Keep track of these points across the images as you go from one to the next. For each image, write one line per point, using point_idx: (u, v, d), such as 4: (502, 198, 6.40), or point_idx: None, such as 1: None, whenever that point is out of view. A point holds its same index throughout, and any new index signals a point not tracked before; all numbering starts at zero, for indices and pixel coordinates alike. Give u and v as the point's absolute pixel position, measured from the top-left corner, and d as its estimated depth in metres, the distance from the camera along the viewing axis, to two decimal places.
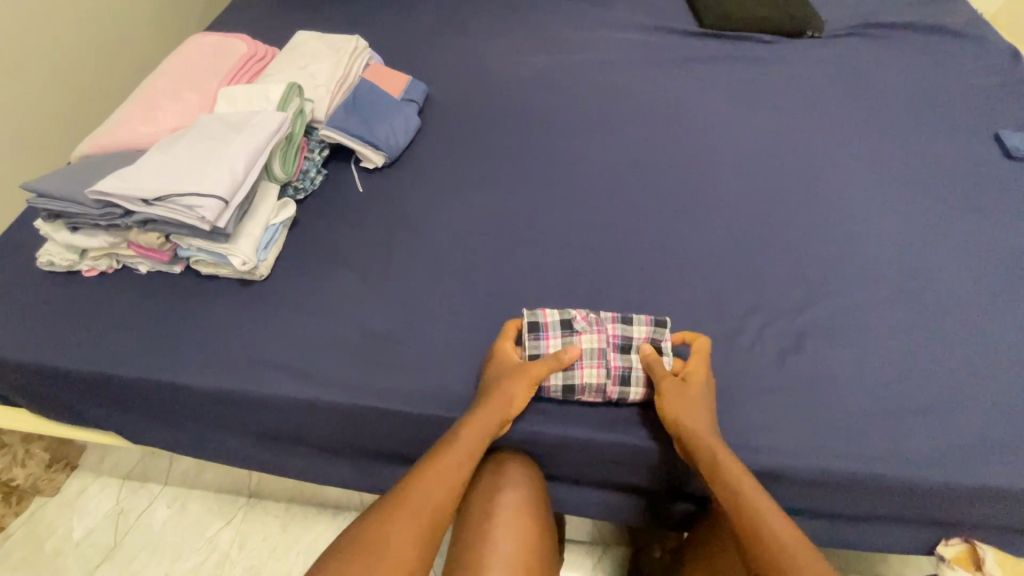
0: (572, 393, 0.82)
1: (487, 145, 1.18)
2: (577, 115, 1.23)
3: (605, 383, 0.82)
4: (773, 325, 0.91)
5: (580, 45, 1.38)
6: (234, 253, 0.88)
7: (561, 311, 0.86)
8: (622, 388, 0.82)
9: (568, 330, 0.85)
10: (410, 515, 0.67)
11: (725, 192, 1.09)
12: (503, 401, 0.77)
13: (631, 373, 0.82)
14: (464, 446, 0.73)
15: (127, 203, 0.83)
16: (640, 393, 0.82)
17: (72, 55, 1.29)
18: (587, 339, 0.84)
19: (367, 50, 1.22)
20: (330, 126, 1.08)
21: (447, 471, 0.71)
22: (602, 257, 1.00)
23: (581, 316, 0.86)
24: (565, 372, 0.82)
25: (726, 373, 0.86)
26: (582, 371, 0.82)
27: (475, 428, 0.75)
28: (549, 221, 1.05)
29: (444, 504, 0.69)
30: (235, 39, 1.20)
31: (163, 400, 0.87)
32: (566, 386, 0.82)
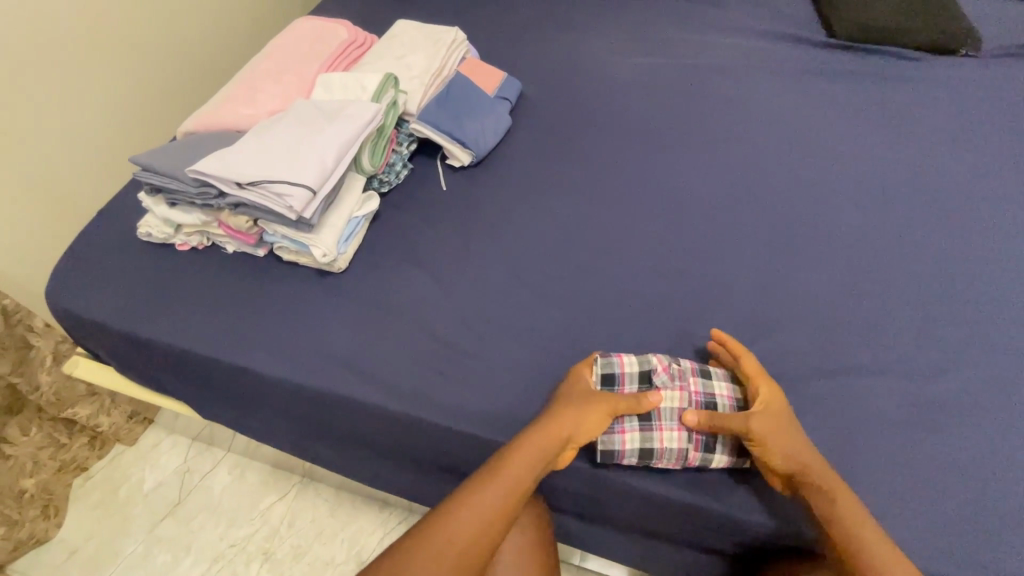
0: (648, 458, 0.74)
1: (578, 152, 1.11)
2: (679, 126, 1.14)
3: (687, 448, 0.73)
4: (884, 391, 0.80)
5: (689, 49, 1.27)
6: (315, 244, 0.86)
7: (639, 361, 0.78)
8: (708, 453, 0.73)
9: (642, 387, 0.77)
10: (433, 549, 0.62)
11: (839, 229, 0.97)
12: (565, 425, 0.70)
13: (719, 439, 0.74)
14: (511, 471, 0.67)
15: (223, 186, 0.83)
16: (725, 462, 0.74)
17: (178, 34, 1.35)
18: (667, 396, 0.76)
19: (465, 42, 1.18)
20: (422, 121, 1.05)
21: (488, 503, 0.65)
22: (693, 287, 0.91)
23: (662, 367, 0.77)
24: (642, 434, 0.74)
25: (822, 441, 0.76)
26: (661, 433, 0.74)
27: (525, 467, 0.68)
28: (638, 241, 0.97)
29: (472, 542, 0.63)
30: (338, 25, 1.21)
31: (237, 382, 0.89)
32: (643, 449, 0.73)
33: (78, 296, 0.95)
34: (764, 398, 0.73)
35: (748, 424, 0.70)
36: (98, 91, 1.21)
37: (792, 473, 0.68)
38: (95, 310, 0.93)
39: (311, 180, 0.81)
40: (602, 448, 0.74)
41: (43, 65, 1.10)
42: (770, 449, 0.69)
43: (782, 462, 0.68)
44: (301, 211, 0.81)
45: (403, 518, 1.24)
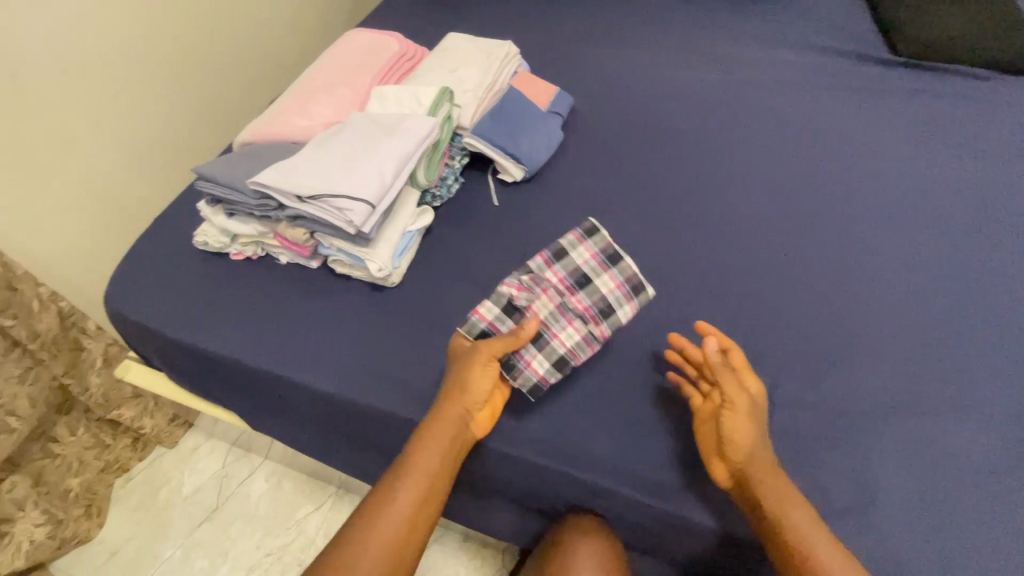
0: (568, 360, 0.81)
1: (632, 170, 1.09)
2: (734, 144, 1.11)
3: (587, 327, 0.83)
4: (962, 430, 0.76)
5: (744, 64, 1.24)
6: (371, 258, 0.86)
7: (495, 297, 0.83)
8: (607, 320, 0.83)
9: (509, 316, 0.83)
10: (380, 527, 0.67)
11: (911, 255, 0.93)
12: (467, 384, 0.75)
13: (606, 300, 0.84)
14: (434, 437, 0.72)
15: (284, 199, 0.83)
16: (628, 308, 0.85)
17: (231, 43, 1.37)
18: (540, 305, 0.83)
19: (517, 56, 1.18)
20: (475, 134, 1.04)
21: (421, 471, 0.70)
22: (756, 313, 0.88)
23: (516, 290, 0.83)
24: (545, 352, 0.81)
25: (899, 482, 0.73)
26: (558, 337, 0.82)
27: (445, 429, 0.73)
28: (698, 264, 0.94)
29: (414, 510, 0.69)
30: (389, 37, 1.21)
31: (289, 395, 0.89)
32: (557, 362, 0.80)
33: (135, 304, 0.96)
34: (749, 387, 0.75)
35: (737, 396, 0.71)
36: (156, 100, 1.24)
37: (751, 458, 0.69)
38: (152, 318, 0.94)
39: (371, 194, 0.81)
40: (528, 389, 0.79)
41: (103, 76, 1.13)
42: (745, 428, 0.70)
43: (752, 442, 0.69)
44: (361, 225, 0.81)
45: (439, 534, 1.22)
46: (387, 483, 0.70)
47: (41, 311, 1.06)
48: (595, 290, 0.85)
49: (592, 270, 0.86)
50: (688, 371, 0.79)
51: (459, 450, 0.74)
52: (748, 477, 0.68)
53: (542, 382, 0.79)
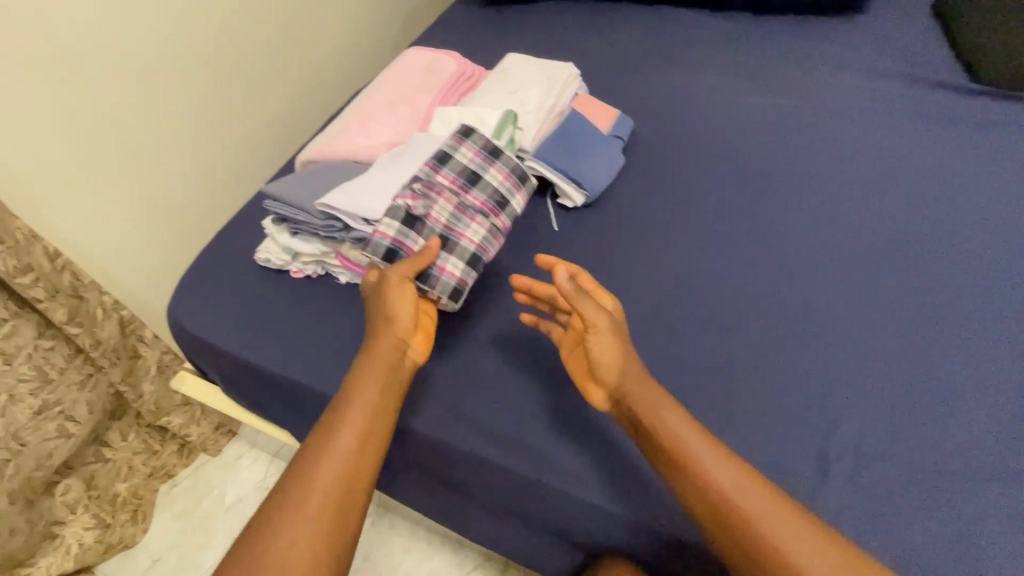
0: (483, 256, 0.87)
1: (696, 198, 1.06)
2: (804, 173, 1.07)
3: (490, 222, 0.89)
4: None
5: (812, 89, 1.20)
6: (434, 283, 0.85)
7: (392, 212, 0.83)
8: (503, 211, 0.90)
9: (410, 228, 0.83)
10: (328, 463, 0.61)
11: (1001, 303, 0.88)
12: (394, 307, 0.74)
13: (501, 194, 0.90)
14: (369, 363, 0.69)
15: (351, 221, 0.84)
16: (519, 199, 0.93)
17: (292, 59, 1.39)
18: (440, 209, 0.85)
19: (577, 77, 1.16)
20: (537, 158, 1.02)
21: (363, 400, 0.66)
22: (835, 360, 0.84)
23: (412, 201, 0.83)
24: (459, 254, 0.85)
25: (997, 555, 0.69)
26: (467, 235, 0.86)
27: (381, 355, 0.70)
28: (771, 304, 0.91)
29: (360, 439, 0.64)
30: (447, 55, 1.20)
31: None
32: (472, 260, 0.86)
33: (198, 319, 0.97)
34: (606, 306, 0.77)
35: (598, 318, 0.72)
36: (220, 115, 1.26)
37: (622, 383, 0.70)
38: (214, 334, 0.95)
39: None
40: (449, 295, 0.83)
41: (173, 93, 1.16)
42: (614, 356, 0.71)
43: (623, 368, 0.71)
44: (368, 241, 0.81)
45: (480, 562, 1.19)
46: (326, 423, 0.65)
47: (104, 319, 1.08)
48: (481, 188, 0.89)
49: (478, 168, 0.90)
50: (544, 301, 0.85)
51: (399, 382, 0.70)
52: (623, 401, 0.70)
53: (460, 284, 0.84)
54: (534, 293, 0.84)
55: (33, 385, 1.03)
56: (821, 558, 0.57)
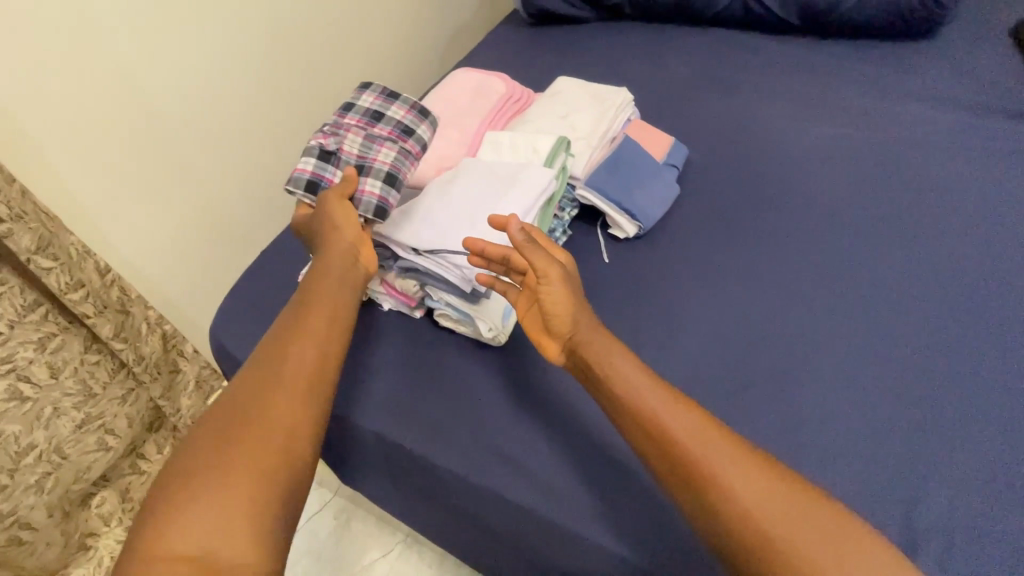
0: (394, 176, 0.84)
1: (758, 232, 0.99)
2: (875, 208, 0.99)
3: (402, 146, 0.86)
4: None
5: (881, 118, 1.13)
6: (481, 316, 0.83)
7: (309, 154, 0.87)
8: (412, 135, 0.87)
9: (327, 163, 0.87)
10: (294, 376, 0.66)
11: None
12: (344, 242, 0.80)
13: (407, 120, 0.88)
14: (328, 293, 0.75)
15: (400, 250, 0.84)
16: (426, 125, 0.89)
17: (340, 79, 1.40)
18: (348, 143, 0.87)
19: (630, 103, 1.12)
20: (589, 187, 0.98)
21: (323, 324, 0.72)
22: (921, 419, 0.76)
23: (323, 140, 0.87)
24: (370, 178, 0.84)
25: None
26: (376, 158, 0.85)
27: (336, 283, 0.77)
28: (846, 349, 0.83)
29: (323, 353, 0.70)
30: (494, 77, 1.18)
31: (383, 453, 0.85)
32: (386, 180, 0.83)
33: (239, 341, 0.95)
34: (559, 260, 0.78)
35: (550, 269, 0.72)
36: (267, 135, 1.27)
37: (577, 333, 0.72)
38: None
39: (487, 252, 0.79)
40: (372, 213, 0.82)
41: (224, 114, 1.18)
42: (566, 307, 0.72)
43: (577, 321, 0.72)
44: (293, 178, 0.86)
45: None
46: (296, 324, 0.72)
47: (147, 334, 1.08)
48: (388, 116, 0.89)
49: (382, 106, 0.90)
50: (496, 262, 0.77)
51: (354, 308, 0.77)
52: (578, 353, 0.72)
53: (382, 203, 0.82)
54: (487, 256, 0.75)
55: (77, 399, 1.03)
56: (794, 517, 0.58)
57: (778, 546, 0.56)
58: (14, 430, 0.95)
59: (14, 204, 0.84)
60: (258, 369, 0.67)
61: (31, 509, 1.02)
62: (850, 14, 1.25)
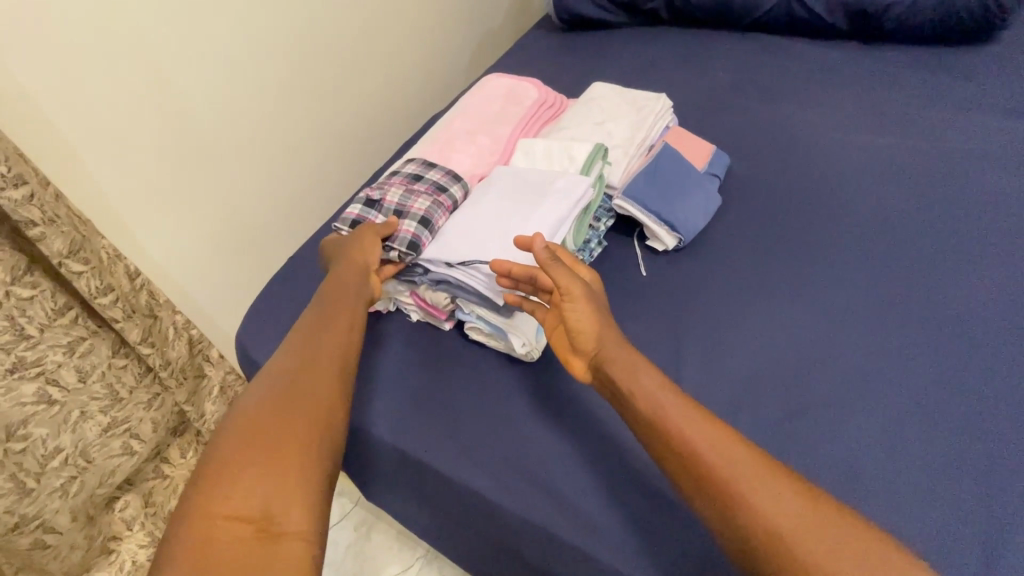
0: (429, 222, 0.82)
1: (806, 245, 0.94)
2: (935, 222, 0.92)
3: (438, 199, 0.85)
4: None
5: (939, 126, 1.06)
6: (514, 331, 0.79)
7: (354, 203, 0.87)
8: (445, 193, 0.86)
9: (369, 209, 0.86)
10: (317, 375, 0.68)
11: None
12: (359, 250, 0.80)
13: (444, 183, 0.88)
14: (349, 296, 0.77)
15: (430, 263, 0.81)
16: (460, 190, 0.88)
17: (370, 83, 1.39)
18: (388, 192, 0.87)
19: (669, 110, 1.08)
20: (626, 197, 0.94)
21: (342, 329, 0.74)
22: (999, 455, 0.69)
23: (368, 192, 0.88)
24: (406, 222, 0.82)
25: None
26: (413, 206, 0.84)
27: (355, 288, 0.78)
28: (911, 373, 0.77)
29: (344, 354, 0.72)
30: (528, 82, 1.15)
31: (408, 471, 0.82)
32: (421, 221, 0.82)
33: (264, 349, 0.94)
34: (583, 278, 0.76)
35: (574, 286, 0.71)
36: (295, 139, 1.26)
37: (601, 350, 0.69)
38: None
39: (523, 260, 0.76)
40: (406, 248, 0.79)
41: (254, 118, 1.17)
42: (590, 324, 0.70)
43: (602, 337, 0.70)
44: (336, 222, 0.86)
45: None
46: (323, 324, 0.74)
47: (174, 339, 1.08)
48: (428, 175, 0.89)
49: (419, 172, 0.90)
50: (523, 283, 0.75)
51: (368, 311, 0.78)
52: (602, 370, 0.69)
53: (415, 239, 0.80)
54: (513, 277, 0.74)
55: (103, 403, 1.03)
56: (840, 535, 0.53)
57: (811, 567, 0.52)
58: (42, 433, 0.95)
59: (47, 208, 0.83)
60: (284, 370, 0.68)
61: (55, 513, 1.01)
62: (903, 17, 1.19)
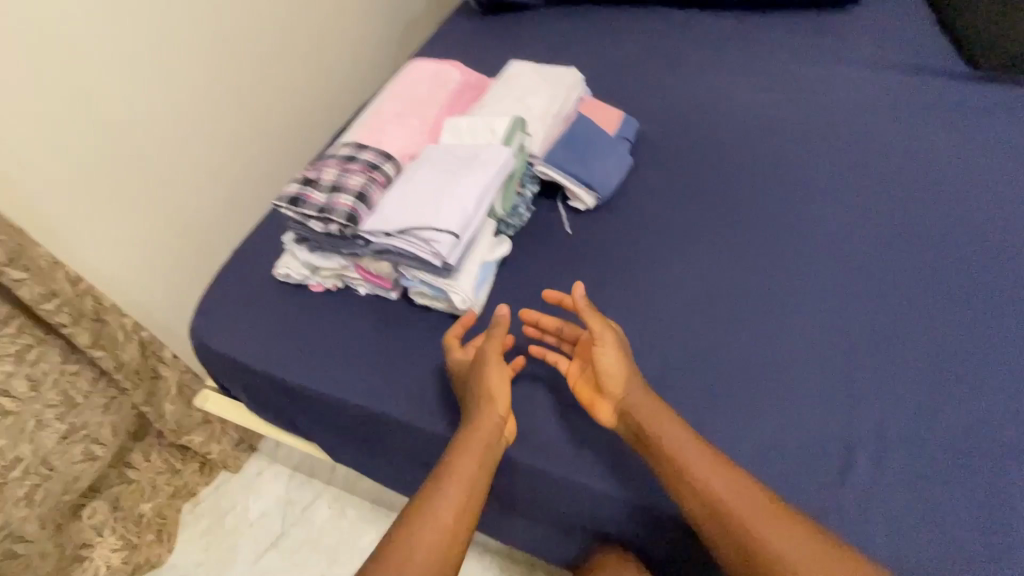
0: (367, 197, 0.89)
1: (706, 193, 1.07)
2: (809, 166, 1.08)
3: (373, 175, 0.92)
4: None
5: (813, 83, 1.22)
6: (454, 290, 0.87)
7: (293, 184, 0.92)
8: (379, 170, 0.93)
9: (307, 188, 0.91)
10: (431, 531, 0.69)
11: (1003, 283, 0.90)
12: (488, 384, 0.79)
13: (378, 162, 0.95)
14: (479, 440, 0.76)
15: (370, 235, 0.87)
16: (393, 167, 0.95)
17: (296, 77, 1.41)
18: (325, 173, 0.92)
19: (582, 82, 1.18)
20: (547, 163, 1.04)
21: (467, 477, 0.73)
22: (854, 357, 0.85)
23: (305, 173, 0.93)
24: (344, 197, 0.88)
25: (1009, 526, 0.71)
26: (350, 183, 0.90)
27: (483, 431, 0.76)
28: (792, 294, 0.92)
29: (464, 510, 0.72)
30: (451, 65, 1.21)
31: (375, 427, 0.91)
32: (359, 196, 0.88)
33: (221, 335, 0.98)
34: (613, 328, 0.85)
35: (604, 332, 0.80)
36: (226, 134, 1.28)
37: (629, 397, 0.77)
38: (239, 349, 0.97)
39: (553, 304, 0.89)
40: (346, 221, 0.86)
41: (179, 115, 1.18)
42: (619, 370, 0.79)
43: (630, 387, 0.78)
44: (276, 202, 0.90)
45: None
46: (445, 472, 0.74)
47: (125, 341, 1.08)
48: (362, 155, 0.95)
49: (353, 153, 0.96)
50: (549, 332, 0.88)
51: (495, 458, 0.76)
52: (629, 419, 0.76)
53: (354, 212, 0.87)
54: (540, 326, 0.88)
55: (59, 411, 1.04)
56: None
57: None
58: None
59: None
60: (405, 520, 0.70)
61: (24, 521, 1.04)
62: None
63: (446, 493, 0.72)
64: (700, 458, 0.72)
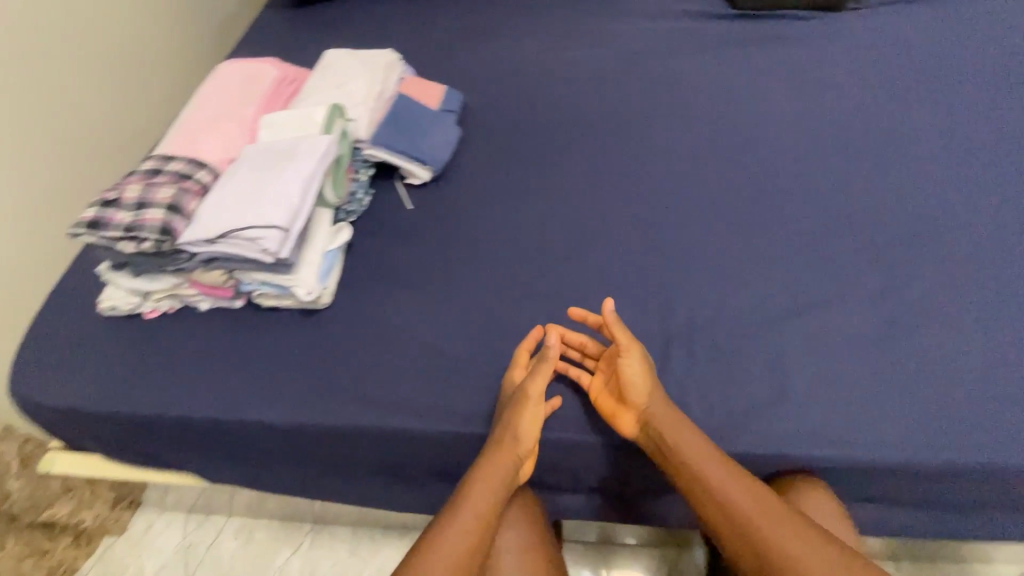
0: (179, 207, 0.85)
1: (532, 150, 1.14)
2: (617, 110, 1.19)
3: (184, 185, 0.88)
4: (844, 314, 0.89)
5: (611, 36, 1.33)
6: (297, 284, 0.88)
7: (91, 208, 0.85)
8: (191, 178, 0.89)
9: (107, 209, 0.85)
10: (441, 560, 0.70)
11: (779, 178, 1.05)
12: (513, 426, 0.77)
13: (189, 171, 0.91)
14: (494, 477, 0.76)
15: (193, 245, 0.84)
16: (207, 173, 0.92)
17: (89, 96, 1.27)
18: (127, 191, 0.87)
19: (399, 62, 1.20)
20: (375, 145, 1.06)
21: (476, 508, 0.74)
22: (678, 263, 0.96)
23: (104, 195, 0.86)
24: (153, 210, 0.84)
25: (807, 373, 0.84)
26: (157, 196, 0.85)
27: (499, 469, 0.77)
28: (614, 224, 1.02)
29: (477, 543, 0.72)
30: (264, 62, 1.17)
31: (244, 438, 0.88)
32: (169, 206, 0.84)
33: (49, 388, 0.89)
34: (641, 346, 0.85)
35: (633, 346, 0.80)
36: (16, 171, 1.13)
37: (653, 409, 0.78)
38: (72, 397, 0.88)
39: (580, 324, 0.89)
40: (159, 234, 0.82)
41: None
42: (646, 386, 0.79)
43: (654, 399, 0.78)
44: (73, 229, 0.83)
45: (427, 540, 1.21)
46: (455, 503, 0.75)
47: None
48: (168, 166, 0.91)
49: (159, 167, 0.91)
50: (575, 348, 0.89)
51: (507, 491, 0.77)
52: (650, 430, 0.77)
53: (166, 224, 0.83)
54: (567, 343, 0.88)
55: None
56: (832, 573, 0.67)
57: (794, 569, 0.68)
58: None
59: None
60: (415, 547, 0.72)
61: None
62: None
63: (452, 523, 0.73)
64: (717, 463, 0.74)
